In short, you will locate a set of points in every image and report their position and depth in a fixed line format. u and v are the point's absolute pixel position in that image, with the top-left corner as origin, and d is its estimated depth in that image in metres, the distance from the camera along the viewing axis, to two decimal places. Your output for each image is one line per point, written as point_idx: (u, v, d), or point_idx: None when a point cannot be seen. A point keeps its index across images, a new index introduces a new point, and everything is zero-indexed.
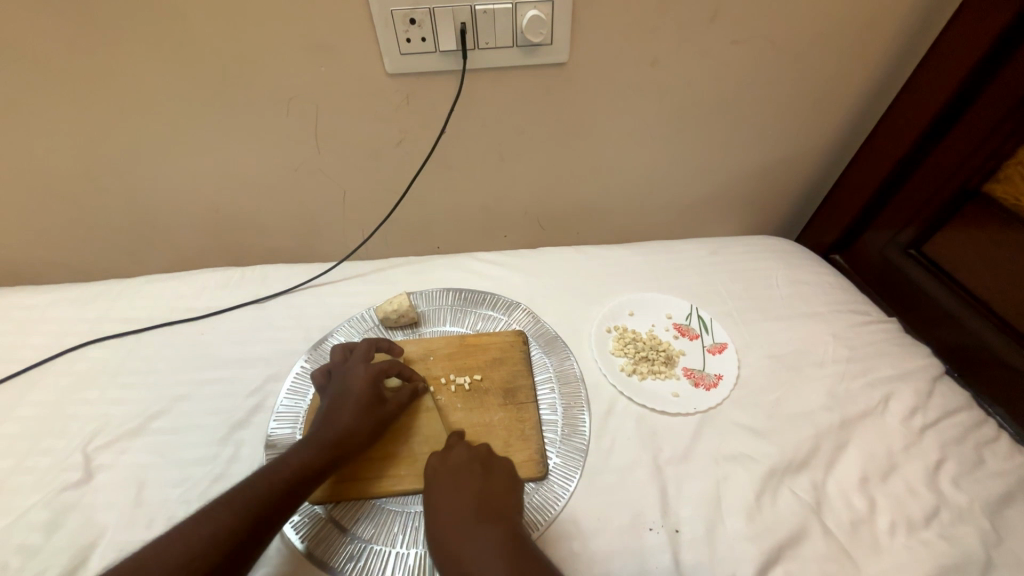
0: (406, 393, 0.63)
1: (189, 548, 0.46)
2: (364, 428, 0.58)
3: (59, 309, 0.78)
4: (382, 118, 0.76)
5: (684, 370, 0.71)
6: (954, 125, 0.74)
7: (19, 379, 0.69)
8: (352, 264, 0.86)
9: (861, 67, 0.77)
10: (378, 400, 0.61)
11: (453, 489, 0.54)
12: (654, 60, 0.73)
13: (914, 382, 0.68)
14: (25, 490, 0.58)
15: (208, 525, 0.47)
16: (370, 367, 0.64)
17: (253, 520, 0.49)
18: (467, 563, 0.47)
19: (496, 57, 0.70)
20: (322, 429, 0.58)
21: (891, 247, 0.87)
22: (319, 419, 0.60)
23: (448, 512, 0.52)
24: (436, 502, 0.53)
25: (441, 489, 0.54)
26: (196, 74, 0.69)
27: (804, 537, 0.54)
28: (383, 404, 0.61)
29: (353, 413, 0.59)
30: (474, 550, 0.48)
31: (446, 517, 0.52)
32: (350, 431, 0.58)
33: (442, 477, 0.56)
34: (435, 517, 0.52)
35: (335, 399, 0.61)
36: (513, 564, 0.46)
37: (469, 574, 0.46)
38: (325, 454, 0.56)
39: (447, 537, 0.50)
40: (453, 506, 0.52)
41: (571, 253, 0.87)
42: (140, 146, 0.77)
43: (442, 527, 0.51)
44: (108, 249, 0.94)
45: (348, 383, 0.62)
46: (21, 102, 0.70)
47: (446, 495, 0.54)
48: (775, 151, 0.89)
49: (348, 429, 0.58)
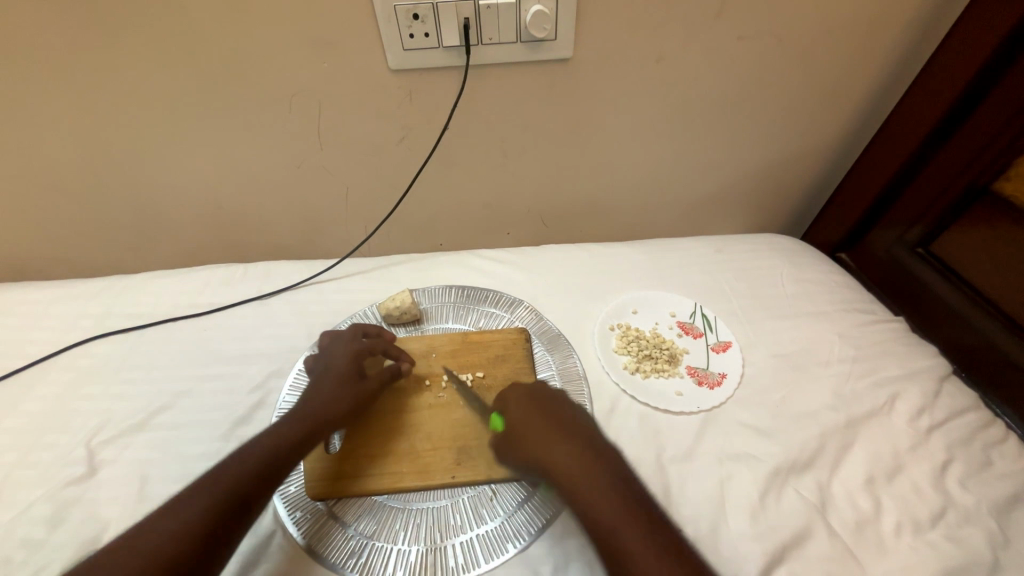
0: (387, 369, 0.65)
1: (171, 530, 0.45)
2: (345, 403, 0.60)
3: (62, 304, 0.78)
4: (384, 114, 0.76)
5: (688, 369, 0.70)
6: (963, 122, 0.73)
7: (23, 374, 0.70)
8: (354, 261, 0.86)
9: (870, 63, 0.76)
10: (359, 375, 0.63)
11: (551, 411, 0.57)
12: (659, 56, 0.72)
13: (921, 382, 0.67)
14: (28, 484, 0.58)
15: (189, 506, 0.47)
16: (353, 345, 0.65)
17: (235, 500, 0.49)
18: (578, 472, 0.50)
19: (500, 53, 0.69)
20: (305, 405, 0.59)
21: (898, 246, 0.86)
22: (302, 396, 0.61)
23: (552, 429, 0.55)
24: (534, 419, 0.56)
25: (539, 409, 0.57)
26: (199, 70, 0.69)
27: (808, 537, 0.53)
28: (363, 380, 0.63)
29: (333, 392, 0.60)
30: (583, 461, 0.51)
31: (550, 431, 0.54)
32: (330, 406, 0.59)
33: (538, 399, 0.59)
34: (535, 430, 0.55)
35: (319, 376, 0.63)
36: (620, 479, 0.50)
37: (581, 482, 0.50)
38: (306, 426, 0.57)
39: (551, 447, 0.53)
40: (554, 423, 0.55)
41: (574, 250, 0.87)
42: (142, 142, 0.77)
43: (546, 439, 0.54)
44: (112, 246, 0.94)
45: (331, 360, 0.64)
46: (25, 98, 0.70)
47: (547, 414, 0.56)
48: (780, 149, 0.88)
49: (330, 404, 0.59)
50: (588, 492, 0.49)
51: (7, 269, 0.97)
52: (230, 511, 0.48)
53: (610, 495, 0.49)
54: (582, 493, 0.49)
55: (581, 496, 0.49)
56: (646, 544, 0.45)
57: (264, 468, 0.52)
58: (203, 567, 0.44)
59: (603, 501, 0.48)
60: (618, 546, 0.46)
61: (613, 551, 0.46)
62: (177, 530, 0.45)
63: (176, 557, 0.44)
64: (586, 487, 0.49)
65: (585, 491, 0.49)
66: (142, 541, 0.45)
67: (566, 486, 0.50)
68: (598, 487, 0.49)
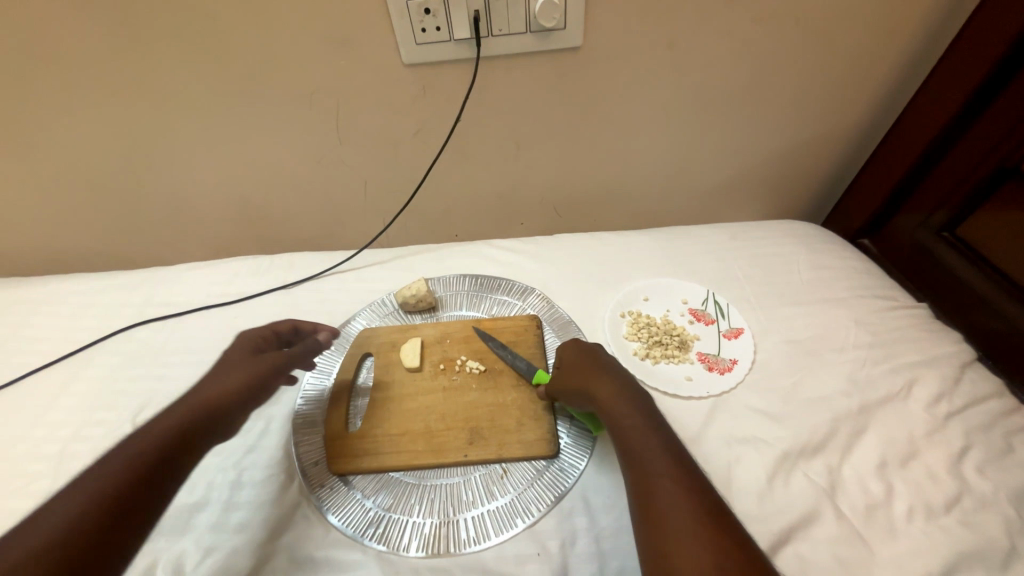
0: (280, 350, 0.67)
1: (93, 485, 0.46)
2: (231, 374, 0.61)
3: (108, 295, 0.84)
4: (398, 107, 0.78)
5: (698, 355, 0.71)
6: (994, 100, 0.70)
7: (76, 357, 0.76)
8: (373, 252, 0.89)
9: (893, 40, 0.74)
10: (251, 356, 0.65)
11: (601, 354, 0.63)
12: (670, 41, 0.72)
13: (941, 368, 0.66)
14: (83, 454, 0.64)
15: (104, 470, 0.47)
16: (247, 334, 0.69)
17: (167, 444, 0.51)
18: (618, 400, 0.56)
19: (510, 44, 0.70)
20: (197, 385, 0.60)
21: (922, 230, 0.83)
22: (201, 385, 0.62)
23: (598, 368, 0.60)
24: (584, 357, 0.62)
25: (589, 351, 0.64)
26: (224, 70, 0.72)
27: (815, 519, 0.53)
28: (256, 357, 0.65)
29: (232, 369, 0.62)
30: (624, 393, 0.57)
31: (596, 367, 0.60)
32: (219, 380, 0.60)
33: (588, 346, 0.65)
34: (583, 365, 0.61)
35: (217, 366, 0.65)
36: (653, 414, 0.55)
37: (619, 408, 0.55)
38: (198, 394, 0.58)
39: (596, 378, 0.59)
40: (602, 362, 0.61)
41: (586, 239, 0.88)
42: (173, 141, 0.82)
43: (593, 371, 0.60)
44: (151, 240, 1.01)
45: (230, 351, 0.67)
46: (68, 101, 0.75)
47: (597, 355, 0.63)
48: (799, 132, 0.86)
49: (218, 379, 0.61)
50: (624, 417, 0.54)
51: (59, 264, 1.05)
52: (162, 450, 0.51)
53: (644, 423, 0.53)
54: (620, 416, 0.54)
55: (617, 419, 0.54)
56: (667, 461, 0.49)
57: (187, 418, 0.54)
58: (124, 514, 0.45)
59: (637, 425, 0.53)
60: (643, 461, 0.50)
61: (639, 464, 0.50)
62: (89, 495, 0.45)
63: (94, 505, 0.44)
64: (623, 412, 0.55)
65: (622, 416, 0.54)
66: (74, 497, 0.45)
67: (606, 409, 0.56)
68: (633, 415, 0.54)
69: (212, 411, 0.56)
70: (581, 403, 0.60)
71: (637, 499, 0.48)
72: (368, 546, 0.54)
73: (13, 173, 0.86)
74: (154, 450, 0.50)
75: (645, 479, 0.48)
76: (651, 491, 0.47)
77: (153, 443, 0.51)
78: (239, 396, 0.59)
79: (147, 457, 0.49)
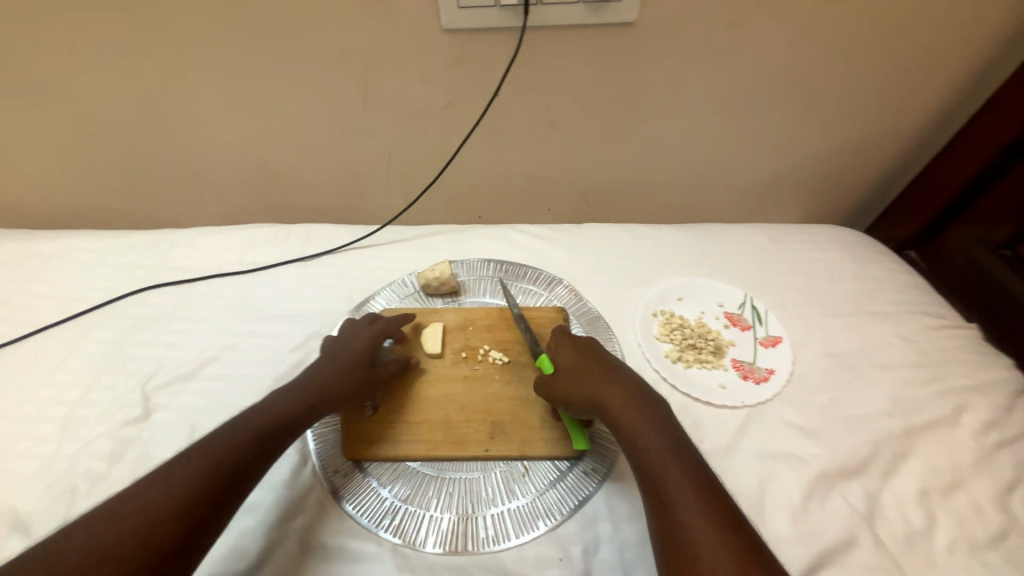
0: (394, 363, 0.63)
1: (158, 495, 0.43)
2: (346, 386, 0.58)
3: (120, 254, 0.81)
4: (432, 77, 0.73)
5: (733, 362, 0.67)
6: None
7: (86, 317, 0.73)
8: (394, 229, 0.85)
9: (975, 38, 0.68)
10: (370, 363, 0.61)
11: (605, 359, 0.59)
12: (732, 22, 0.66)
13: (992, 395, 0.62)
14: (92, 420, 0.62)
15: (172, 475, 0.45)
16: (370, 328, 0.64)
17: (251, 451, 0.49)
18: (629, 413, 0.52)
19: (558, 14, 0.65)
20: (308, 377, 0.58)
21: (979, 246, 0.78)
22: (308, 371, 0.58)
23: (606, 376, 0.56)
24: (587, 363, 0.58)
25: (591, 355, 0.59)
26: (249, 22, 0.67)
27: (852, 545, 0.51)
28: (373, 368, 0.61)
29: (342, 372, 0.59)
30: (633, 404, 0.53)
31: (602, 374, 0.56)
32: (331, 384, 0.57)
33: (591, 348, 0.61)
34: (586, 372, 0.57)
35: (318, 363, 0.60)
36: (674, 432, 0.51)
37: (634, 426, 0.51)
38: (266, 413, 0.53)
39: (603, 388, 0.55)
40: (607, 368, 0.57)
41: (618, 231, 0.84)
42: (193, 96, 0.77)
43: (599, 380, 0.56)
44: (164, 200, 0.97)
45: (351, 336, 0.63)
46: (85, 47, 0.71)
47: (599, 360, 0.58)
48: (855, 132, 0.81)
49: (331, 385, 0.57)
50: (638, 433, 0.50)
51: (68, 218, 1.02)
52: (246, 461, 0.48)
53: (659, 438, 0.49)
54: (632, 433, 0.50)
55: (631, 435, 0.50)
56: (692, 485, 0.45)
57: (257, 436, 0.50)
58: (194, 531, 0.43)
59: (652, 441, 0.49)
60: (664, 490, 0.46)
61: (660, 490, 0.46)
62: (155, 505, 0.43)
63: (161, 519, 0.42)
64: (636, 427, 0.51)
65: (635, 431, 0.50)
66: (131, 504, 0.43)
67: (617, 424, 0.52)
68: (646, 429, 0.50)
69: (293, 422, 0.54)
70: (587, 415, 0.55)
71: (664, 538, 0.44)
72: (382, 537, 0.52)
73: (26, 120, 0.82)
74: (209, 476, 0.46)
75: (667, 507, 0.45)
76: (676, 526, 0.43)
77: (215, 461, 0.47)
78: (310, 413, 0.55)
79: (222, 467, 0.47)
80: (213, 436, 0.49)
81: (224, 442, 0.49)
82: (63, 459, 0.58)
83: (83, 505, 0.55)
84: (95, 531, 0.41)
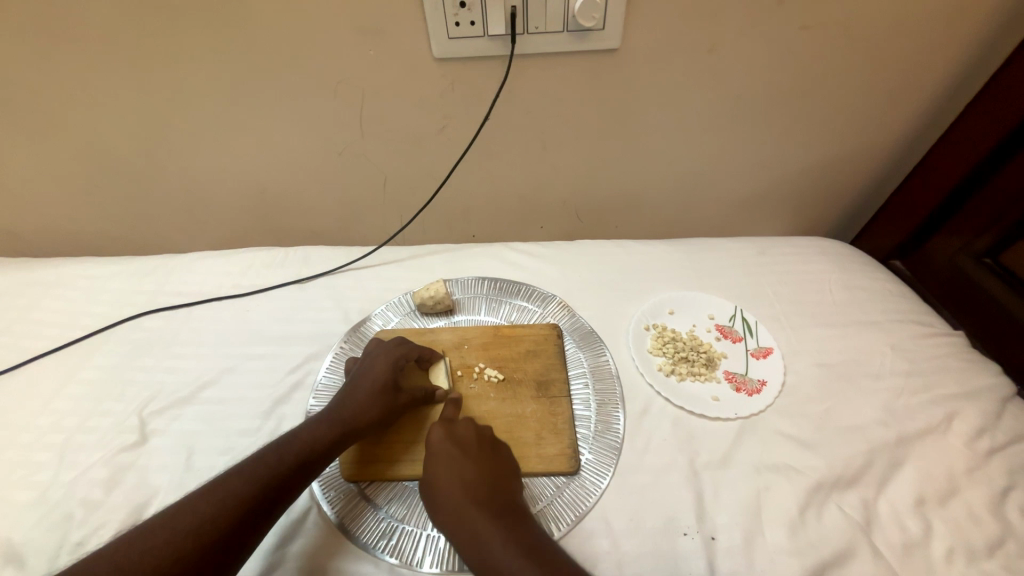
0: (419, 389, 0.63)
1: (200, 519, 0.47)
2: (372, 414, 0.59)
3: (118, 281, 0.82)
4: (425, 103, 0.76)
5: (725, 374, 0.68)
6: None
7: (82, 344, 0.74)
8: (390, 249, 0.87)
9: (943, 56, 0.71)
10: (394, 389, 0.61)
11: (462, 459, 0.54)
12: (711, 46, 0.69)
13: (982, 402, 0.63)
14: (88, 447, 0.62)
15: (212, 497, 0.48)
16: (392, 352, 0.64)
17: (263, 498, 0.50)
18: (482, 536, 0.48)
19: (545, 42, 0.68)
20: (337, 406, 0.59)
21: (962, 255, 0.80)
22: (334, 398, 0.60)
23: (456, 485, 0.52)
24: (446, 473, 0.53)
25: (449, 457, 0.54)
26: (251, 56, 0.71)
27: (850, 556, 0.51)
28: (396, 394, 0.61)
29: (367, 398, 0.59)
30: (488, 526, 0.49)
31: (456, 486, 0.52)
32: (359, 412, 0.58)
33: (453, 441, 0.56)
34: (444, 487, 0.53)
35: (345, 389, 0.61)
36: (531, 541, 0.48)
37: (482, 546, 0.48)
38: (296, 443, 0.54)
39: (455, 505, 0.51)
40: (466, 476, 0.53)
41: (610, 247, 0.85)
42: (195, 126, 0.80)
43: (453, 496, 0.52)
44: (160, 224, 0.98)
45: (372, 362, 0.63)
46: (92, 80, 0.74)
47: (455, 465, 0.54)
48: (836, 147, 0.83)
49: (358, 414, 0.58)
50: (491, 558, 0.47)
51: (65, 245, 1.03)
52: (244, 519, 0.48)
53: (514, 560, 0.46)
54: (487, 559, 0.47)
55: (487, 563, 0.47)
56: None
57: (284, 465, 0.52)
58: (230, 554, 0.46)
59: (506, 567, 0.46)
60: None
61: None
62: (194, 527, 0.46)
63: (198, 543, 0.45)
64: (491, 551, 0.47)
65: (490, 555, 0.47)
66: (175, 525, 0.46)
67: (466, 546, 0.49)
68: (505, 552, 0.47)
69: (322, 452, 0.55)
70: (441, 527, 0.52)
71: None
72: (380, 558, 0.52)
73: (32, 152, 0.84)
74: (247, 505, 0.48)
75: None
76: None
77: (252, 489, 0.49)
78: (338, 443, 0.56)
79: (257, 491, 0.50)
80: (251, 459, 0.52)
81: (215, 502, 0.48)
82: (58, 488, 0.58)
83: (79, 533, 0.55)
84: (139, 551, 0.44)
